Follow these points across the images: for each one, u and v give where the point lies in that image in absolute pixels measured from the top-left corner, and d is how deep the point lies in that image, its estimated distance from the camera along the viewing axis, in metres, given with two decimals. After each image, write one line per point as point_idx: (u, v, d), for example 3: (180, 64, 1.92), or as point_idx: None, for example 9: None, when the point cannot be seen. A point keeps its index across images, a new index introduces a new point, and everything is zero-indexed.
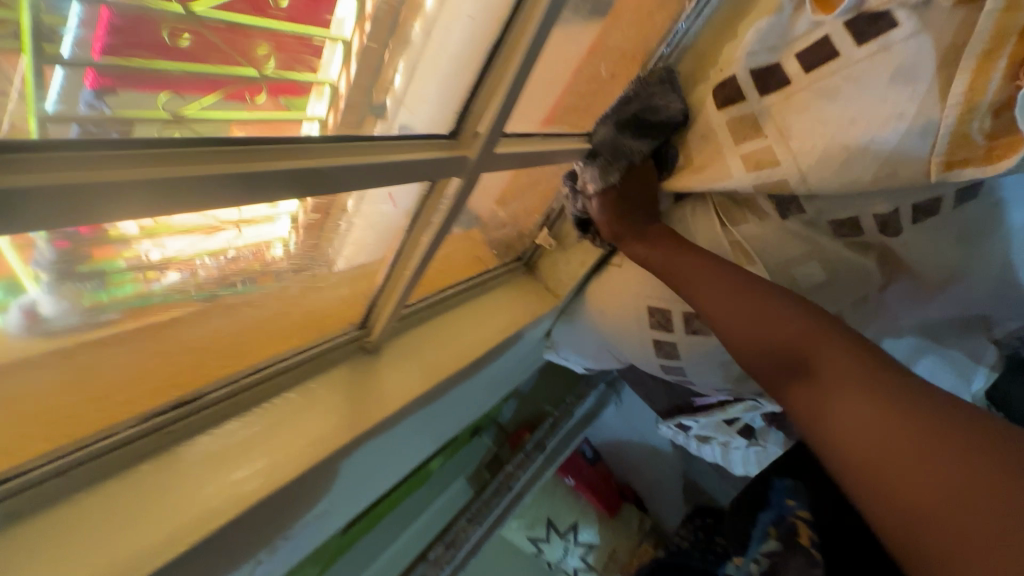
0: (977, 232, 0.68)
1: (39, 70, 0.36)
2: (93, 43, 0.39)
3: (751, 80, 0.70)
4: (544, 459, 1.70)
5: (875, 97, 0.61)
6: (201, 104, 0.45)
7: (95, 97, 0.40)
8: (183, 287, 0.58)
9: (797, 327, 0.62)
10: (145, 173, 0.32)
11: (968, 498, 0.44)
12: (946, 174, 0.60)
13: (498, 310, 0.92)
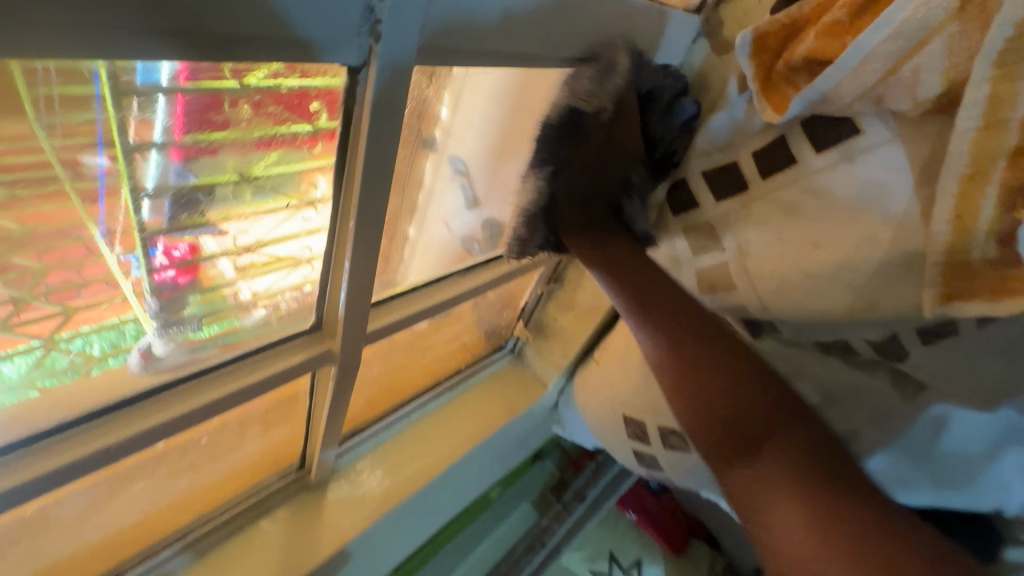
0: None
1: (135, 200, 0.41)
2: (176, 127, 0.39)
3: (703, 183, 0.60)
4: (588, 511, 1.42)
5: (840, 216, 0.50)
6: (263, 161, 0.45)
7: (182, 166, 0.42)
8: (271, 324, 0.57)
9: (764, 406, 0.53)
10: (101, 443, 0.44)
11: (857, 544, 0.44)
12: (949, 307, 0.46)
13: (472, 412, 0.89)
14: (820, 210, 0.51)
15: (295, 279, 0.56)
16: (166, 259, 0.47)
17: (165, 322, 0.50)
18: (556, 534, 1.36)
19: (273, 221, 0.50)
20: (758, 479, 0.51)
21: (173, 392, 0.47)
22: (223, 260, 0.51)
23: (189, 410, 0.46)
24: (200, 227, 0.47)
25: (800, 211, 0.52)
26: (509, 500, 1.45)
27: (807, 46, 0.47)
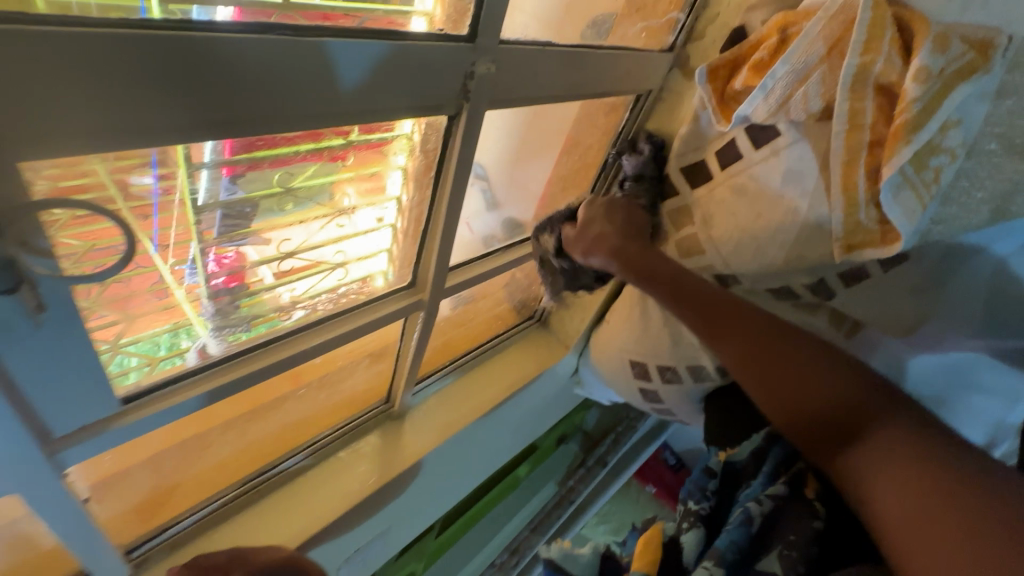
0: (926, 289, 0.70)
1: (189, 181, 0.47)
2: (226, 150, 0.47)
3: (682, 176, 0.83)
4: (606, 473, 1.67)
5: (773, 193, 0.70)
6: (306, 173, 0.56)
7: (231, 182, 0.51)
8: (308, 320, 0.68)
9: (830, 387, 0.59)
10: (264, 363, 0.58)
11: (975, 530, 0.42)
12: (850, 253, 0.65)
13: (510, 367, 1.09)
14: (760, 190, 0.72)
15: (328, 282, 0.69)
16: (217, 266, 0.57)
17: (220, 323, 0.61)
18: (581, 493, 1.60)
19: (310, 231, 0.63)
20: (878, 455, 0.52)
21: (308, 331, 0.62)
22: (262, 268, 0.62)
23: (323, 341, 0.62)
24: (245, 237, 0.58)
25: (746, 192, 0.73)
26: (539, 476, 1.64)
27: (743, 79, 0.69)
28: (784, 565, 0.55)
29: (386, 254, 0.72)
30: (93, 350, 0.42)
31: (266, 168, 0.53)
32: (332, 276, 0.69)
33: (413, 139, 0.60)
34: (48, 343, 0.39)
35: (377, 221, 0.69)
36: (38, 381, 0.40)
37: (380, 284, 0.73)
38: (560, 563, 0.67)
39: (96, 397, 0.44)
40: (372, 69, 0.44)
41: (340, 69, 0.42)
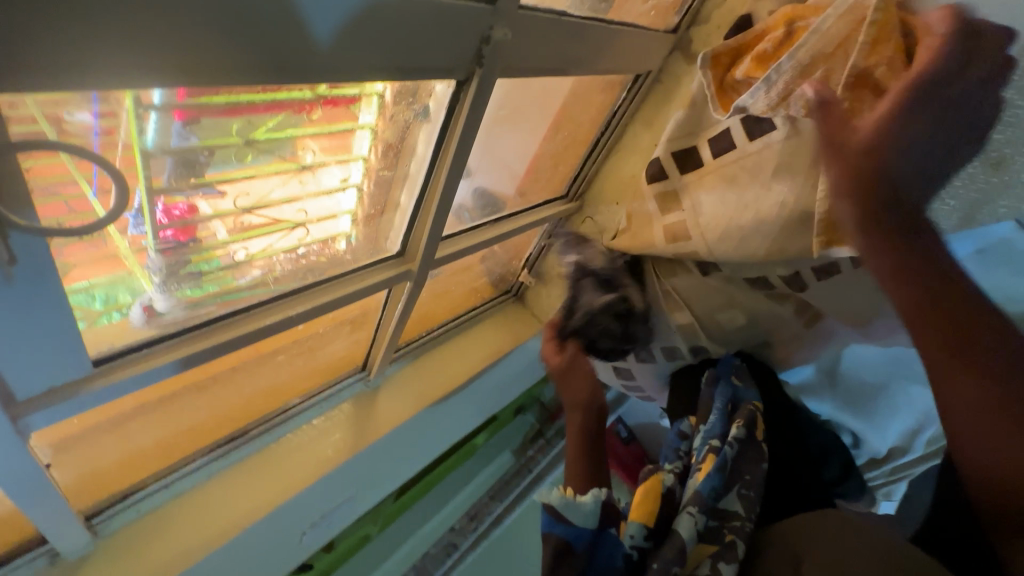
0: (886, 289, 0.74)
1: (139, 122, 0.43)
2: (178, 95, 0.43)
3: (673, 161, 0.82)
4: None
5: (763, 185, 0.72)
6: (266, 127, 0.52)
7: (183, 128, 0.47)
8: (264, 281, 0.64)
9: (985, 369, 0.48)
10: (250, 327, 0.55)
11: None
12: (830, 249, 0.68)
13: (486, 340, 1.09)
14: (750, 181, 0.73)
15: (287, 242, 0.65)
16: (165, 216, 0.51)
17: (167, 278, 0.56)
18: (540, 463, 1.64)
19: (270, 185, 0.58)
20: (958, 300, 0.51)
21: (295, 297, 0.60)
22: (215, 222, 0.57)
23: (311, 308, 0.60)
24: (198, 189, 0.52)
25: (737, 182, 0.75)
26: (496, 443, 1.65)
27: (746, 69, 0.69)
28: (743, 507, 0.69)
29: (348, 217, 0.67)
30: (69, 311, 0.39)
31: (224, 113, 0.48)
32: (292, 236, 0.65)
33: (383, 100, 0.57)
34: (17, 298, 0.36)
35: (341, 182, 0.64)
36: (10, 341, 0.37)
37: (343, 246, 0.69)
38: (561, 510, 0.66)
39: (63, 361, 0.41)
40: (347, 26, 0.41)
41: (314, 19, 0.39)
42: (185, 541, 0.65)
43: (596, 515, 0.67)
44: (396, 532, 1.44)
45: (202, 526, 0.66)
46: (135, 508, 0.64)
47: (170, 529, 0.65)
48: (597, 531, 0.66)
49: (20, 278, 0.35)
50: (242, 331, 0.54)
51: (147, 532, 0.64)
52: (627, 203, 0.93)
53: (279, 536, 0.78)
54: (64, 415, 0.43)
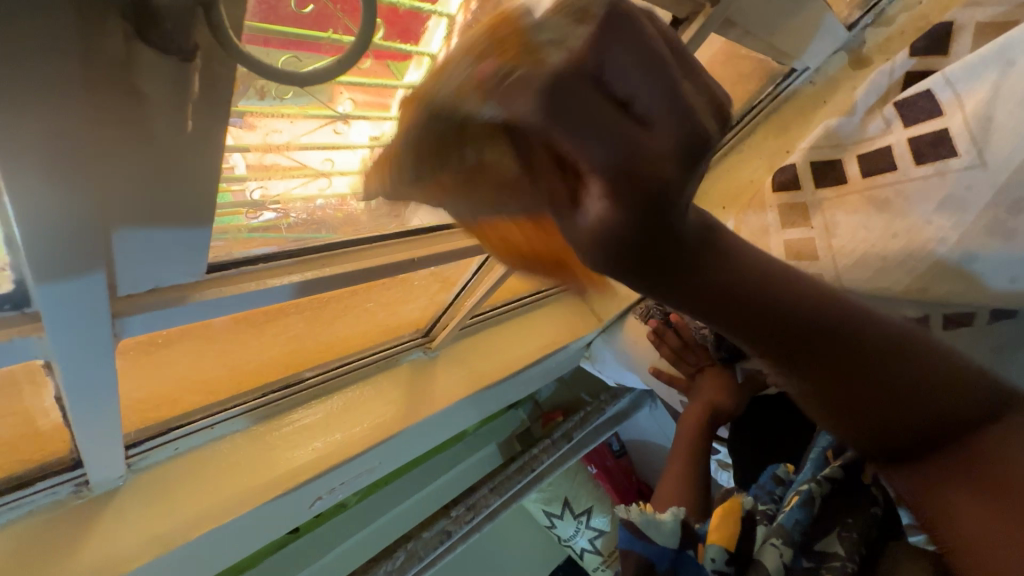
0: (1015, 348, 0.67)
1: None
2: None
3: (810, 172, 0.75)
4: (571, 448, 1.41)
5: (920, 217, 0.65)
6: None
7: None
8: None
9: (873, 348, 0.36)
10: (368, 263, 0.45)
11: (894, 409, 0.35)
12: (997, 301, 0.61)
13: (545, 327, 1.01)
14: (906, 208, 0.66)
15: None
16: None
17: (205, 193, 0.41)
18: (543, 462, 1.33)
19: None
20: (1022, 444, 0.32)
21: (418, 236, 0.50)
22: None
23: (428, 252, 0.50)
24: None
25: (889, 207, 0.67)
26: (489, 432, 1.50)
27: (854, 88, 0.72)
28: (845, 549, 0.53)
29: None
30: (214, 190, 0.28)
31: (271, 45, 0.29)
32: (309, 184, 0.40)
33: None
34: (175, 158, 0.24)
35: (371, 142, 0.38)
36: (134, 212, 0.26)
37: None
38: (639, 526, 0.58)
39: (180, 256, 0.31)
40: None
41: None
42: (223, 491, 0.57)
43: (678, 536, 0.58)
44: (365, 510, 1.19)
45: (240, 480, 0.58)
46: (174, 445, 0.56)
47: (211, 475, 0.57)
48: (679, 555, 0.56)
49: (191, 133, 0.24)
50: (360, 265, 0.44)
51: (185, 476, 0.56)
52: (737, 208, 0.85)
53: (304, 504, 0.69)
54: (161, 324, 0.34)
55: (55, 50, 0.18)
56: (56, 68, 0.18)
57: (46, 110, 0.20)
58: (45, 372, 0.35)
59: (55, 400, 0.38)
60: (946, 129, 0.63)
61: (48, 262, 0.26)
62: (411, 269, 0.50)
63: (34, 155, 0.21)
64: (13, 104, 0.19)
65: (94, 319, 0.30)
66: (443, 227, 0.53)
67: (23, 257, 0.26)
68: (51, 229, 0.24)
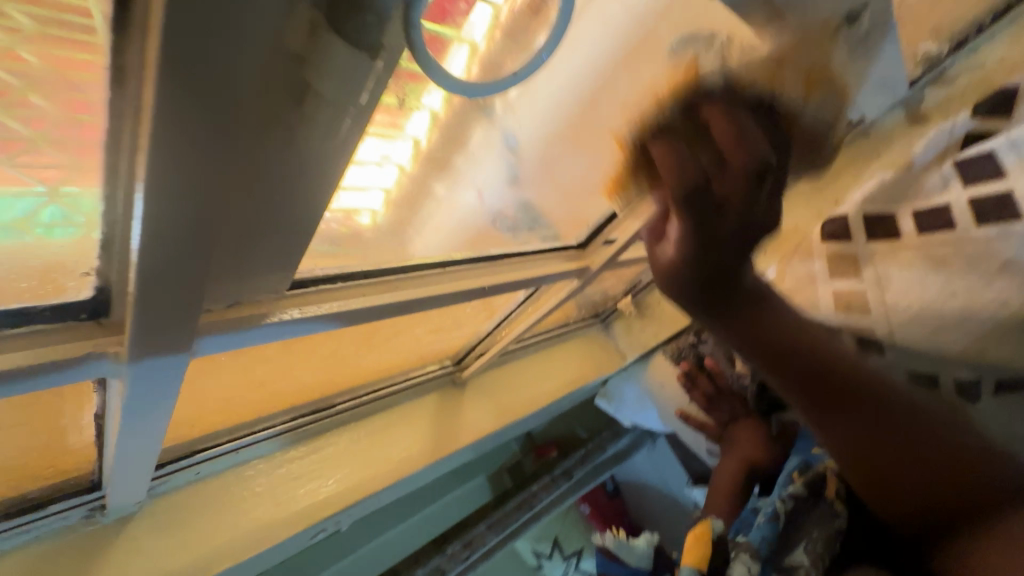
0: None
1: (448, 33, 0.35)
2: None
3: (862, 224, 0.74)
4: (571, 489, 1.34)
5: (979, 279, 0.63)
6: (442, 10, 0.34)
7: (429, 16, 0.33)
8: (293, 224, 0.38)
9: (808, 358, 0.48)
10: (435, 292, 0.42)
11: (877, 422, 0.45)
12: None
13: (570, 362, 0.97)
14: (965, 268, 0.64)
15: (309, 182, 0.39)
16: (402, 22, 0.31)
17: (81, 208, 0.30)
18: (544, 500, 1.26)
19: None
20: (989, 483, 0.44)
21: (480, 266, 0.48)
22: None
23: (489, 283, 0.47)
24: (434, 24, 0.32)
25: (946, 266, 0.66)
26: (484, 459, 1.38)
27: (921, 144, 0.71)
28: (809, 559, 0.55)
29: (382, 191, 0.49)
30: (324, 206, 0.25)
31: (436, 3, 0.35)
32: None
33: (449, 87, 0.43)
34: (312, 171, 0.22)
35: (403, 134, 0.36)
36: (248, 226, 0.23)
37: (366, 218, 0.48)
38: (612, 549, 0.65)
39: (266, 273, 0.28)
40: None
41: None
42: (240, 525, 0.52)
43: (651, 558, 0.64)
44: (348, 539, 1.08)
45: (262, 509, 0.54)
46: (195, 469, 0.52)
47: (232, 503, 0.53)
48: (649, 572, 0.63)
49: (337, 142, 0.21)
50: (430, 293, 0.41)
51: (204, 505, 0.51)
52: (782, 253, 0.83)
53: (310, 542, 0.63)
54: (233, 345, 0.31)
55: (244, 28, 0.15)
56: (240, 71, 0.17)
57: (213, 107, 0.17)
58: (96, 391, 0.32)
59: (99, 420, 0.35)
60: (1010, 193, 0.62)
61: (155, 278, 0.22)
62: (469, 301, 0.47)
63: (182, 153, 0.18)
64: (180, 94, 0.16)
65: (175, 343, 0.27)
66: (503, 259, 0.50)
67: (127, 272, 0.23)
68: (171, 245, 0.21)
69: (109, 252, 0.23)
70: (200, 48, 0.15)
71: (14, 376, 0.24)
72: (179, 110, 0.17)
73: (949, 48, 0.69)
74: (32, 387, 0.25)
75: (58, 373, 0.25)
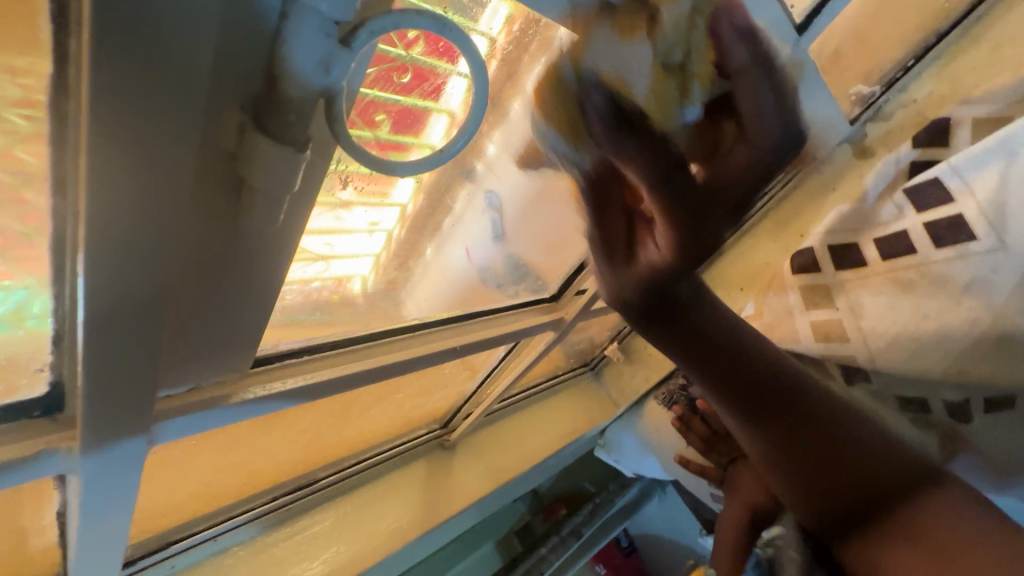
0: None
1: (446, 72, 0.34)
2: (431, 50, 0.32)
3: (828, 255, 0.76)
4: (580, 553, 1.27)
5: (949, 299, 0.65)
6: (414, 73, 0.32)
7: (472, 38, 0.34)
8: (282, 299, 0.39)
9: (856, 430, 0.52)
10: (403, 353, 0.42)
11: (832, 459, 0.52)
12: None
13: (563, 416, 0.95)
14: (933, 290, 0.66)
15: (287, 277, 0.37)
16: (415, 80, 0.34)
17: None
18: (553, 565, 1.19)
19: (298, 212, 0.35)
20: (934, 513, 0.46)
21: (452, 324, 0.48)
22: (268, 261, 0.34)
23: (460, 342, 0.47)
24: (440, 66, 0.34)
25: (914, 290, 0.67)
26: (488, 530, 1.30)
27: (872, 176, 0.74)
28: None
29: (369, 260, 0.45)
30: (276, 284, 0.26)
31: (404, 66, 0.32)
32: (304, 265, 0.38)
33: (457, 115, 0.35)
34: (257, 252, 0.23)
35: (367, 225, 0.41)
36: (196, 310, 0.24)
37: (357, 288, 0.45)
38: None
39: (223, 355, 0.28)
40: None
41: None
42: None
43: None
44: None
45: None
46: (172, 560, 0.50)
47: None
48: None
49: (279, 225, 0.22)
50: (398, 356, 0.41)
51: None
52: (760, 289, 0.85)
53: None
54: (197, 427, 0.30)
55: (168, 140, 0.17)
56: (174, 170, 0.18)
57: (149, 212, 0.18)
58: (57, 488, 0.31)
59: (61, 519, 0.34)
60: (961, 215, 0.64)
61: (104, 373, 0.23)
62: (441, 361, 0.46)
63: (119, 255, 0.19)
64: (113, 199, 0.17)
65: (127, 446, 0.26)
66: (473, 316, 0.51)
67: (78, 368, 0.23)
68: (118, 343, 0.21)
69: (60, 347, 0.23)
70: (128, 159, 0.17)
71: None
72: (108, 210, 0.18)
73: (879, 88, 0.74)
74: None
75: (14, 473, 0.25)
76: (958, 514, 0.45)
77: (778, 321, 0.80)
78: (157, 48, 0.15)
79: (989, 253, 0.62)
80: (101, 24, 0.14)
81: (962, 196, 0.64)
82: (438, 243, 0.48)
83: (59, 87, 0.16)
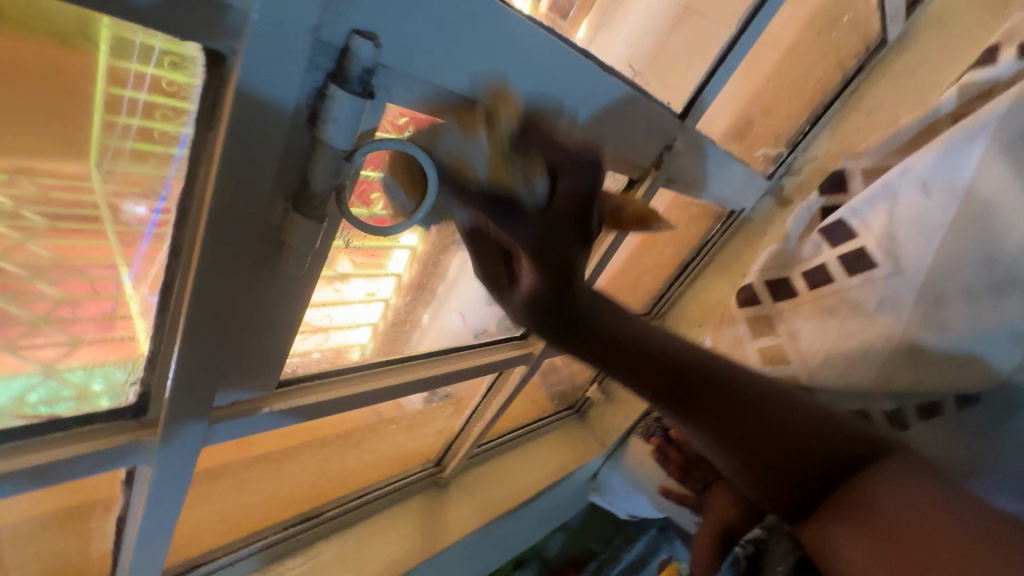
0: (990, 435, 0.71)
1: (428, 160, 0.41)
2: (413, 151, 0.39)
3: (766, 289, 0.87)
4: None
5: (865, 318, 0.75)
6: None
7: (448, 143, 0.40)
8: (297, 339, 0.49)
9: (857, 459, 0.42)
10: (390, 380, 0.51)
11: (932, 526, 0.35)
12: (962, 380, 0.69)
13: (550, 455, 1.02)
14: (852, 312, 0.76)
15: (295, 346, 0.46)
16: None
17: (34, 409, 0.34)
18: None
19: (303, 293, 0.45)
20: (894, 489, 0.39)
21: (435, 358, 0.58)
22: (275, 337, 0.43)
23: (439, 372, 0.57)
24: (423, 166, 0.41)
25: (837, 313, 0.78)
26: None
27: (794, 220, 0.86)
28: None
29: (368, 327, 0.54)
30: (299, 316, 0.36)
31: None
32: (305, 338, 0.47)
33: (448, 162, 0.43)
34: (290, 291, 0.33)
35: (367, 294, 0.52)
36: (246, 334, 0.34)
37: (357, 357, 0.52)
38: None
39: (256, 375, 0.38)
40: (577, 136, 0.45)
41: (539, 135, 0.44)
42: None
43: None
44: None
45: None
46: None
47: None
48: None
49: (306, 270, 0.33)
50: (385, 383, 0.51)
51: None
52: (715, 324, 0.95)
53: None
54: (234, 434, 0.40)
55: (244, 221, 0.28)
56: (246, 237, 0.29)
57: (227, 264, 0.29)
58: (124, 492, 0.40)
59: (121, 522, 0.42)
60: (863, 247, 0.76)
61: (183, 380, 0.33)
62: (424, 389, 0.56)
63: (208, 295, 0.30)
64: (209, 256, 0.28)
65: (191, 432, 0.36)
66: (452, 351, 0.61)
67: (166, 379, 0.33)
68: (195, 351, 0.32)
69: (153, 364, 0.34)
70: (223, 235, 0.28)
71: (77, 466, 0.33)
72: (206, 263, 0.28)
73: (785, 149, 0.89)
74: (78, 475, 0.34)
75: (110, 461, 0.34)
76: (912, 483, 0.39)
77: (732, 349, 0.90)
78: (249, 180, 0.26)
79: (889, 276, 0.73)
80: (223, 164, 0.25)
81: (862, 232, 0.76)
82: (434, 310, 0.60)
83: (184, 193, 0.28)
